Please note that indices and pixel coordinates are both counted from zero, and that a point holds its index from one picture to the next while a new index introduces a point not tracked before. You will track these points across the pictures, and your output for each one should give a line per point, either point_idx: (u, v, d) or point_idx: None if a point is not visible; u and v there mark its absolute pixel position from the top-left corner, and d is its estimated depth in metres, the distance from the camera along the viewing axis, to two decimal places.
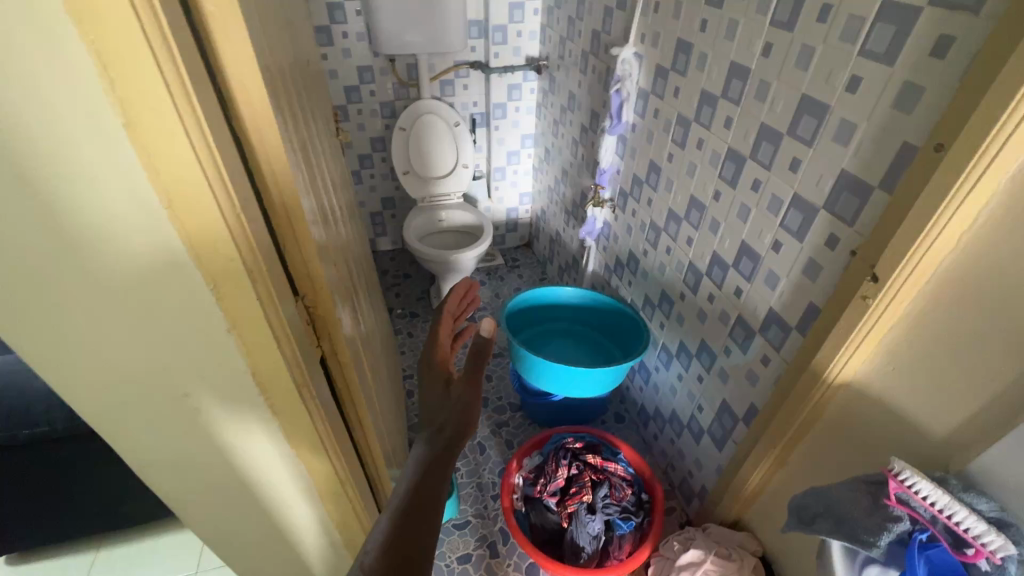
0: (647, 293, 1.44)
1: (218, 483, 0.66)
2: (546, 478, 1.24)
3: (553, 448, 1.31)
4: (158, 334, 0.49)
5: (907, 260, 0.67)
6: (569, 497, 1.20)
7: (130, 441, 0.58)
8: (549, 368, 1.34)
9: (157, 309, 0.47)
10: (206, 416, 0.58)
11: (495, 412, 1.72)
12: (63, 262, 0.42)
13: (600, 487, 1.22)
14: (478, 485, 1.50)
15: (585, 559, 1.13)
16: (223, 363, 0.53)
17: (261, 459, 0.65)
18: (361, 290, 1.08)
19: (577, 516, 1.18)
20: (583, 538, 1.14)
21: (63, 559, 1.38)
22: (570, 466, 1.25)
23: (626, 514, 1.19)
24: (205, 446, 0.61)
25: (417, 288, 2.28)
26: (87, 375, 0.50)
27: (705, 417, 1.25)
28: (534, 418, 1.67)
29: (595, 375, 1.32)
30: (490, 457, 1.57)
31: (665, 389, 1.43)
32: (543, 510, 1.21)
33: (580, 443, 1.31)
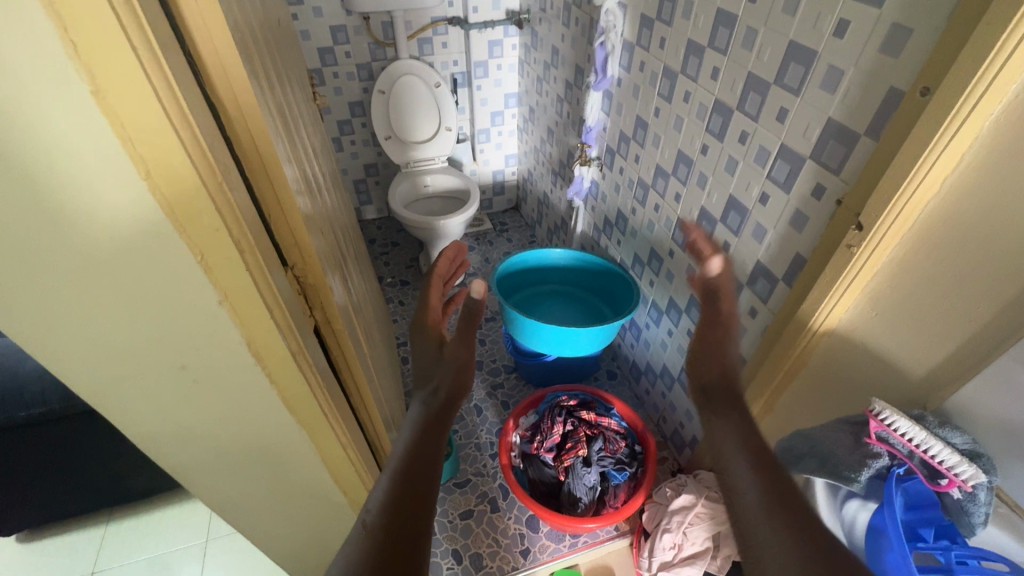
0: (636, 252, 1.44)
1: (222, 453, 0.68)
2: (542, 435, 1.28)
3: (548, 407, 1.34)
4: (148, 309, 0.49)
5: (891, 208, 0.68)
6: (565, 453, 1.24)
7: (130, 416, 0.58)
8: (541, 329, 1.36)
9: (145, 283, 0.47)
10: (204, 389, 0.58)
11: (490, 374, 1.75)
12: (44, 239, 0.41)
13: (595, 441, 1.26)
14: (476, 445, 1.54)
15: (581, 509, 1.18)
16: (217, 336, 0.53)
17: (264, 429, 0.66)
18: (350, 259, 1.07)
19: (573, 470, 1.22)
20: (580, 490, 1.19)
21: (73, 535, 1.41)
22: (565, 423, 1.29)
23: (620, 465, 1.23)
24: (206, 418, 0.61)
25: (406, 255, 2.27)
26: (80, 352, 0.50)
27: None
28: (528, 379, 1.70)
29: (587, 335, 1.34)
30: (487, 418, 1.61)
31: (656, 345, 1.46)
32: (540, 465, 1.26)
33: (574, 400, 1.34)
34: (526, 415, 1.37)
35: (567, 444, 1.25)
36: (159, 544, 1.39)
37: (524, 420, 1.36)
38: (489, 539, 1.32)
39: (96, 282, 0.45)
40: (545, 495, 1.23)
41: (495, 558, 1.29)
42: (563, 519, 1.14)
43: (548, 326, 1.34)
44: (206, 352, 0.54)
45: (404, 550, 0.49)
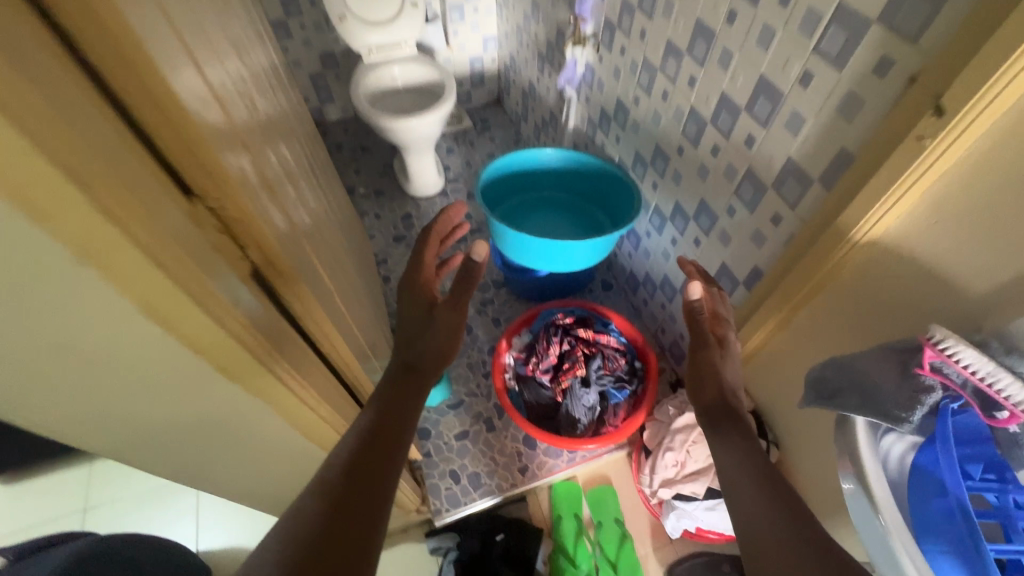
0: (637, 150, 1.27)
1: None
2: (538, 357, 1.20)
3: (543, 326, 1.26)
4: None
5: (992, 85, 0.53)
6: (562, 374, 1.18)
7: None
8: (534, 244, 1.22)
9: None
10: None
11: (479, 291, 1.65)
12: None
13: (593, 360, 1.19)
14: (468, 365, 1.48)
15: (580, 430, 1.14)
16: None
17: None
18: (303, 175, 0.89)
19: (572, 390, 1.16)
20: (579, 410, 1.15)
21: (57, 475, 1.36)
22: (562, 343, 1.21)
23: (621, 383, 1.18)
24: None
25: (378, 162, 2.04)
26: None
27: None
28: (519, 294, 1.60)
29: (584, 249, 1.22)
30: (478, 337, 1.53)
31: (657, 254, 1.35)
32: (536, 386, 1.20)
33: (571, 318, 1.26)
34: (519, 334, 1.29)
35: (564, 365, 1.19)
36: (148, 479, 1.35)
37: (517, 340, 1.28)
38: (487, 457, 1.31)
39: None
40: (541, 417, 1.18)
41: (494, 475, 1.28)
42: (562, 441, 1.11)
43: (541, 241, 1.20)
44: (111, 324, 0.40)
45: (354, 515, 0.52)
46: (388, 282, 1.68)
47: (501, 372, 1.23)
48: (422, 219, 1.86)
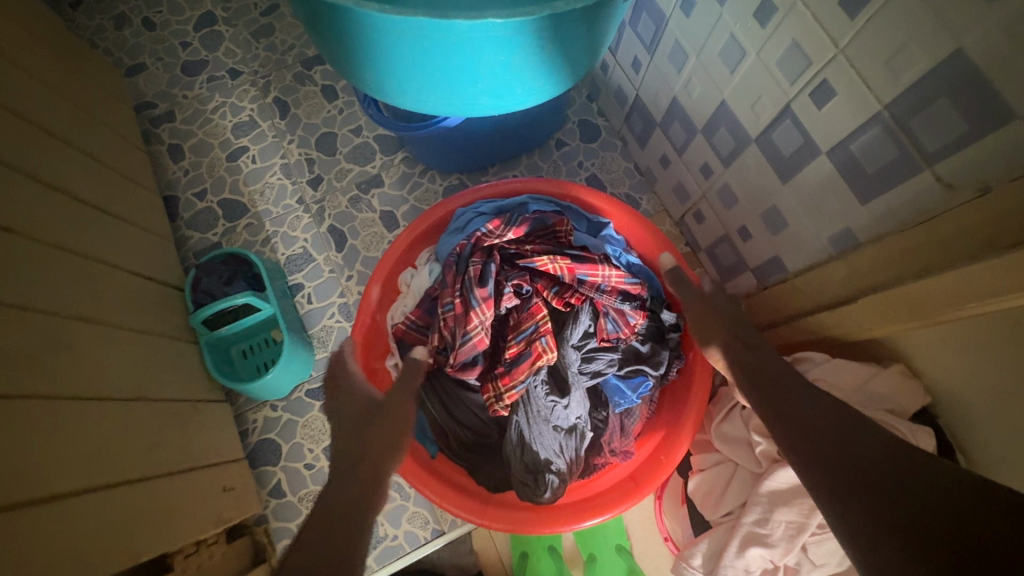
0: None
1: None
2: (450, 333, 0.62)
3: (456, 254, 0.64)
4: None
5: None
6: (506, 373, 0.60)
7: None
8: (399, 55, 0.45)
9: None
10: None
11: (354, 163, 0.89)
12: None
13: (571, 331, 0.63)
14: (346, 308, 0.82)
15: (555, 487, 0.59)
16: None
17: None
18: None
19: (529, 398, 0.60)
20: (546, 439, 0.59)
21: None
22: (504, 297, 0.63)
23: (637, 371, 0.62)
24: None
25: None
26: None
27: (829, 117, 0.48)
28: (424, 161, 0.85)
29: (526, 55, 0.46)
30: (360, 253, 0.85)
31: (704, 57, 0.60)
32: (457, 395, 0.64)
33: (518, 232, 0.64)
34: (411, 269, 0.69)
35: (510, 350, 0.62)
36: None
37: (411, 281, 0.68)
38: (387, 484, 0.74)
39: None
40: (469, 455, 0.63)
41: (402, 517, 0.73)
42: (519, 518, 0.59)
43: (403, 38, 0.43)
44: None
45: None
46: (182, 158, 0.89)
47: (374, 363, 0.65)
48: (236, 23, 0.98)
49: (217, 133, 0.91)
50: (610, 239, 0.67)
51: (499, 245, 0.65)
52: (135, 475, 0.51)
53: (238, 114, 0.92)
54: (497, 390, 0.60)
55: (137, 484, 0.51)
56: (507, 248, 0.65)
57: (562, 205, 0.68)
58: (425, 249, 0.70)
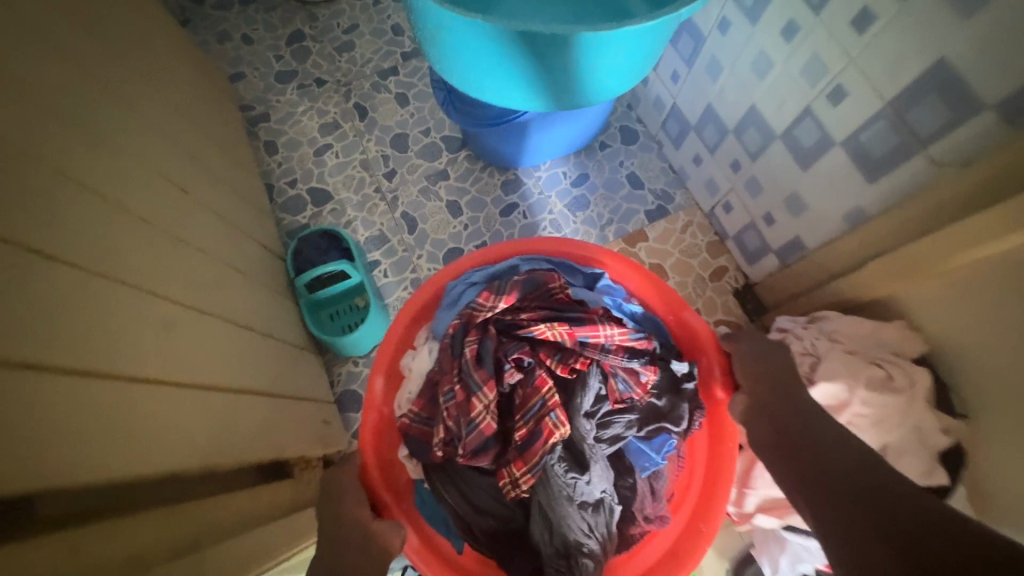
0: None
1: None
2: (453, 423, 0.66)
3: (451, 335, 0.70)
4: None
5: None
6: (520, 456, 0.64)
7: None
8: (472, 50, 0.62)
9: None
10: None
11: (423, 159, 1.02)
12: None
13: (581, 402, 0.67)
14: (414, 282, 0.94)
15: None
16: None
17: None
18: None
19: (547, 480, 0.64)
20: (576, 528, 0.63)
21: None
22: (506, 374, 0.67)
23: (659, 430, 0.68)
24: None
25: None
26: None
27: (842, 113, 0.59)
28: (486, 158, 0.98)
29: (614, 51, 0.61)
30: (427, 236, 0.97)
31: (737, 69, 0.72)
32: (473, 480, 0.69)
33: (513, 300, 0.70)
34: (410, 352, 0.76)
35: (519, 430, 0.65)
36: None
37: (411, 364, 0.75)
38: None
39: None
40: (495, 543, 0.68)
41: None
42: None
43: (520, 42, 0.59)
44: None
45: None
46: (276, 152, 1.04)
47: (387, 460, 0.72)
48: (323, 41, 1.13)
49: (306, 132, 1.05)
50: (608, 290, 0.76)
51: (493, 317, 0.70)
52: (270, 392, 0.64)
53: (323, 116, 1.06)
54: (511, 475, 0.64)
55: (269, 400, 0.63)
56: (502, 317, 0.70)
57: (556, 261, 0.77)
58: (422, 330, 0.78)
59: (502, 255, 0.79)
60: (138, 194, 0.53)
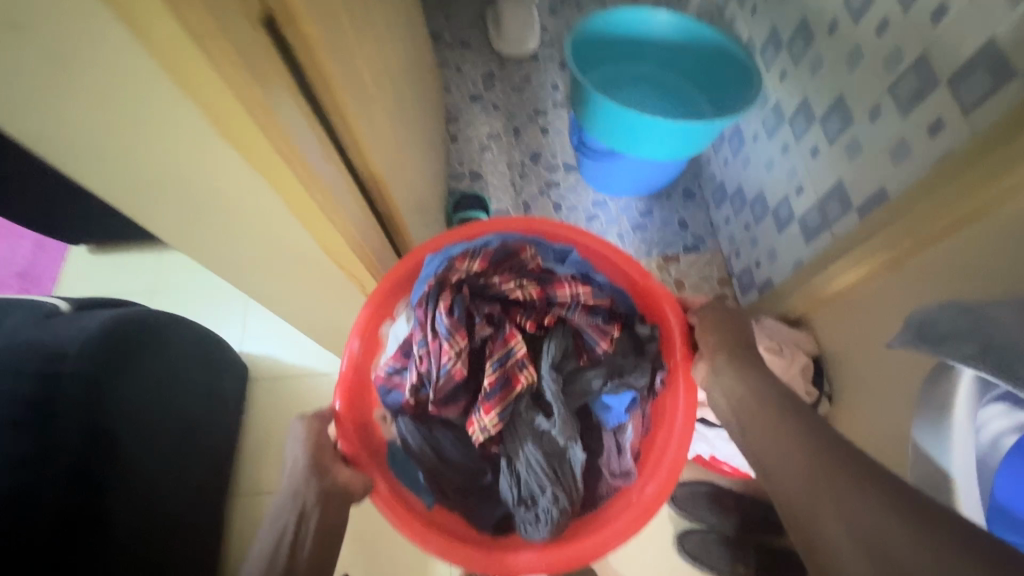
0: (776, 25, 1.04)
1: (241, 240, 0.62)
2: (426, 367, 0.94)
3: (426, 292, 0.94)
4: (108, 97, 0.39)
5: None
6: (486, 403, 0.92)
7: (138, 194, 0.52)
8: (604, 114, 1.12)
9: (79, 67, 0.36)
10: (205, 187, 0.51)
11: (547, 172, 1.52)
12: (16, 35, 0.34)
13: (546, 358, 0.97)
14: None
15: (564, 513, 0.93)
16: (176, 124, 0.42)
17: (271, 229, 0.58)
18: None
19: (513, 423, 0.95)
20: (546, 483, 0.92)
21: (127, 263, 1.49)
22: (479, 326, 0.96)
23: (625, 385, 0.98)
24: (213, 208, 0.55)
25: (472, 7, 1.79)
26: (82, 142, 0.44)
27: (801, 202, 1.01)
28: (589, 182, 1.45)
29: (674, 134, 1.09)
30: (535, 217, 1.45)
31: (758, 165, 1.15)
32: (442, 431, 0.98)
33: (481, 265, 0.97)
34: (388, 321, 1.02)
35: (489, 376, 0.93)
36: (205, 281, 1.46)
37: (392, 329, 1.02)
38: None
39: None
40: (462, 496, 0.99)
41: None
42: (529, 553, 0.95)
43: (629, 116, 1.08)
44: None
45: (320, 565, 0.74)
46: (456, 142, 1.59)
47: (354, 420, 0.95)
48: (507, 81, 1.68)
49: (478, 135, 1.60)
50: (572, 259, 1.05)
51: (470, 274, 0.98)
52: None
53: (492, 128, 1.61)
54: (481, 421, 0.92)
55: None
56: (476, 278, 0.98)
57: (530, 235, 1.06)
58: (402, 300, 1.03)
59: (478, 232, 1.04)
60: (418, 138, 1.06)
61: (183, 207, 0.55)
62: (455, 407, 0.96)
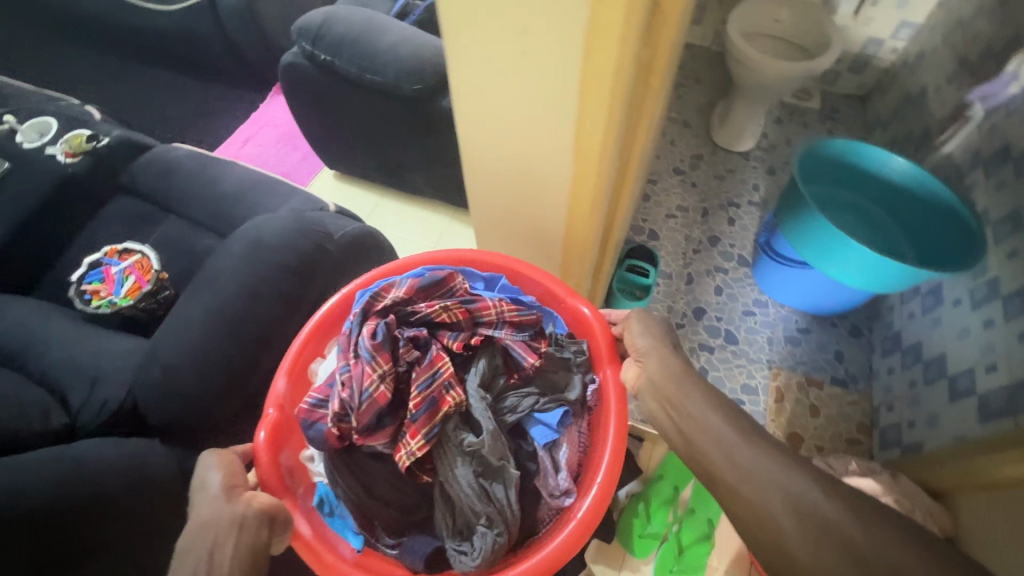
0: (1020, 207, 1.04)
1: (513, 219, 0.82)
2: (348, 395, 0.95)
3: (354, 322, 1.00)
4: (529, 108, 0.60)
5: None
6: (413, 428, 0.95)
7: (478, 167, 0.73)
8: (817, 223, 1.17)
9: (532, 86, 0.57)
10: (529, 177, 0.71)
11: (720, 256, 1.59)
12: (517, 65, 0.55)
13: (471, 379, 1.03)
14: (668, 307, 1.49)
15: (499, 541, 0.95)
16: (553, 134, 0.62)
17: (547, 218, 0.78)
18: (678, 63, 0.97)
19: (442, 444, 0.99)
20: (478, 507, 0.96)
21: (355, 195, 1.85)
22: (405, 349, 1.00)
23: (558, 400, 1.07)
24: (518, 193, 0.74)
25: (705, 96, 1.96)
26: (485, 126, 0.65)
27: (987, 379, 0.98)
28: (758, 282, 1.50)
29: (880, 265, 1.12)
30: (693, 291, 1.52)
31: (949, 329, 1.12)
32: (372, 470, 1.02)
33: (408, 292, 1.04)
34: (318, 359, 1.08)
35: (413, 399, 0.96)
36: (403, 232, 1.76)
37: (318, 367, 1.07)
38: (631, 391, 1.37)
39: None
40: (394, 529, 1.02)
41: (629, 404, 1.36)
42: None
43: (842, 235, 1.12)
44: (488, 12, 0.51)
45: None
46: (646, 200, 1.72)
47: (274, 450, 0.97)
48: (711, 167, 1.80)
49: (668, 200, 1.71)
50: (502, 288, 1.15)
51: (400, 309, 1.04)
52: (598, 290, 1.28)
53: (683, 200, 1.71)
54: (408, 445, 0.95)
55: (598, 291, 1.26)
56: (402, 308, 1.04)
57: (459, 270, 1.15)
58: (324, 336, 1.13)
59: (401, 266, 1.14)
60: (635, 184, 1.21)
61: (497, 187, 0.75)
62: (381, 434, 0.96)
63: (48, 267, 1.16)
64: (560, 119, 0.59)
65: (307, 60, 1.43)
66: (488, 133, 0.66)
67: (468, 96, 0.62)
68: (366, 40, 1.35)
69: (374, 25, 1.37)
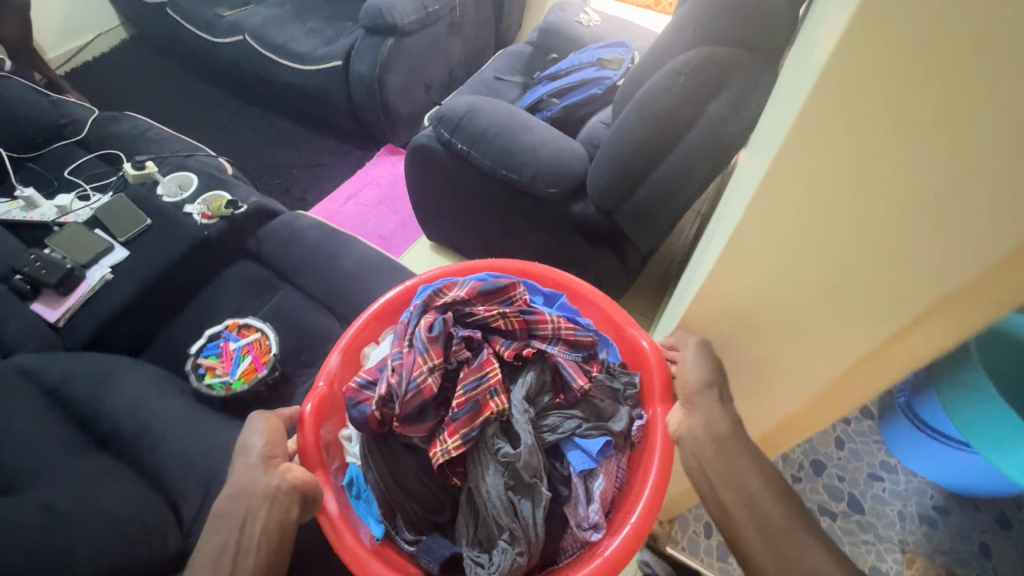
0: None
1: (724, 349, 0.76)
2: (398, 382, 0.93)
3: (415, 313, 1.02)
4: (831, 267, 0.55)
5: None
6: (453, 426, 0.90)
7: (715, 294, 0.67)
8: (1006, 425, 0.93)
9: (856, 250, 0.52)
10: (775, 318, 0.65)
11: None
12: (856, 227, 0.50)
13: (518, 390, 0.97)
14: (783, 456, 1.35)
15: (520, 561, 0.88)
16: (843, 292, 0.57)
17: (767, 360, 0.73)
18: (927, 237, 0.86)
19: (478, 448, 0.92)
20: (503, 521, 0.88)
21: None
22: (457, 345, 0.98)
23: (599, 428, 0.96)
24: (749, 328, 0.69)
25: None
26: (756, 265, 0.59)
27: None
28: (889, 444, 1.33)
29: None
30: (811, 439, 1.38)
31: None
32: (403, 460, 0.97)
33: (468, 293, 1.03)
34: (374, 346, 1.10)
35: (457, 398, 0.92)
36: None
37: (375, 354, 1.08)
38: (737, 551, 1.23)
39: (952, 31, 0.35)
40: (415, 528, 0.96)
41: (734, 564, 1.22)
42: None
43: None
44: (879, 199, 0.47)
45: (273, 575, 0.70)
46: None
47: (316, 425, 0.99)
48: None
49: None
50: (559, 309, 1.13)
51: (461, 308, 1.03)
52: None
53: None
54: (444, 443, 0.90)
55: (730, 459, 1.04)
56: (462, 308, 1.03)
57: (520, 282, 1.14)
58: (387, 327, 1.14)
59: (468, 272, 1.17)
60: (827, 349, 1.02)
61: (723, 315, 0.69)
62: (420, 426, 0.93)
63: (165, 329, 1.14)
64: (902, 273, 0.52)
65: (441, 145, 1.43)
66: (751, 269, 0.60)
67: (755, 233, 0.56)
68: (509, 137, 1.33)
69: (520, 123, 1.36)
